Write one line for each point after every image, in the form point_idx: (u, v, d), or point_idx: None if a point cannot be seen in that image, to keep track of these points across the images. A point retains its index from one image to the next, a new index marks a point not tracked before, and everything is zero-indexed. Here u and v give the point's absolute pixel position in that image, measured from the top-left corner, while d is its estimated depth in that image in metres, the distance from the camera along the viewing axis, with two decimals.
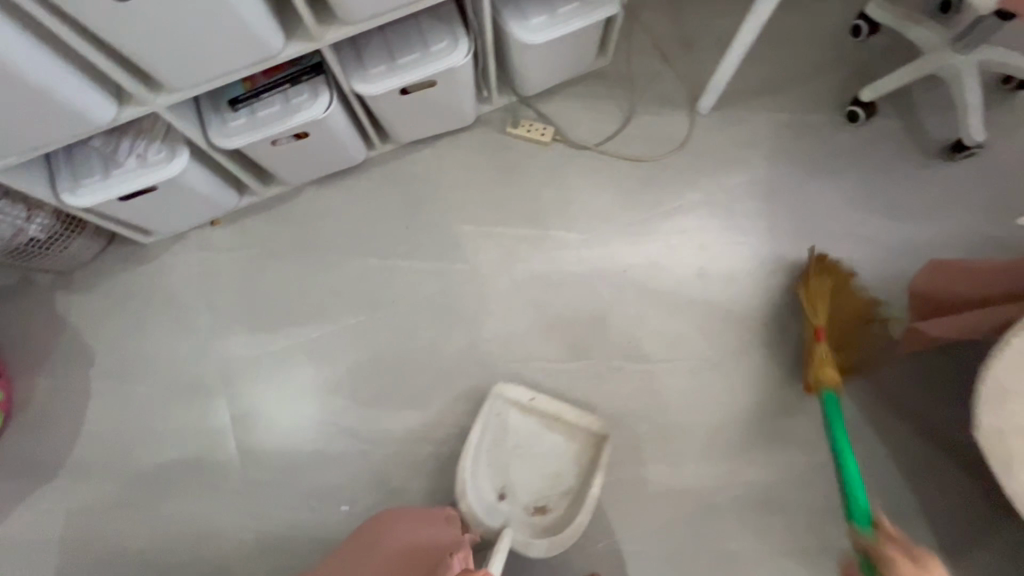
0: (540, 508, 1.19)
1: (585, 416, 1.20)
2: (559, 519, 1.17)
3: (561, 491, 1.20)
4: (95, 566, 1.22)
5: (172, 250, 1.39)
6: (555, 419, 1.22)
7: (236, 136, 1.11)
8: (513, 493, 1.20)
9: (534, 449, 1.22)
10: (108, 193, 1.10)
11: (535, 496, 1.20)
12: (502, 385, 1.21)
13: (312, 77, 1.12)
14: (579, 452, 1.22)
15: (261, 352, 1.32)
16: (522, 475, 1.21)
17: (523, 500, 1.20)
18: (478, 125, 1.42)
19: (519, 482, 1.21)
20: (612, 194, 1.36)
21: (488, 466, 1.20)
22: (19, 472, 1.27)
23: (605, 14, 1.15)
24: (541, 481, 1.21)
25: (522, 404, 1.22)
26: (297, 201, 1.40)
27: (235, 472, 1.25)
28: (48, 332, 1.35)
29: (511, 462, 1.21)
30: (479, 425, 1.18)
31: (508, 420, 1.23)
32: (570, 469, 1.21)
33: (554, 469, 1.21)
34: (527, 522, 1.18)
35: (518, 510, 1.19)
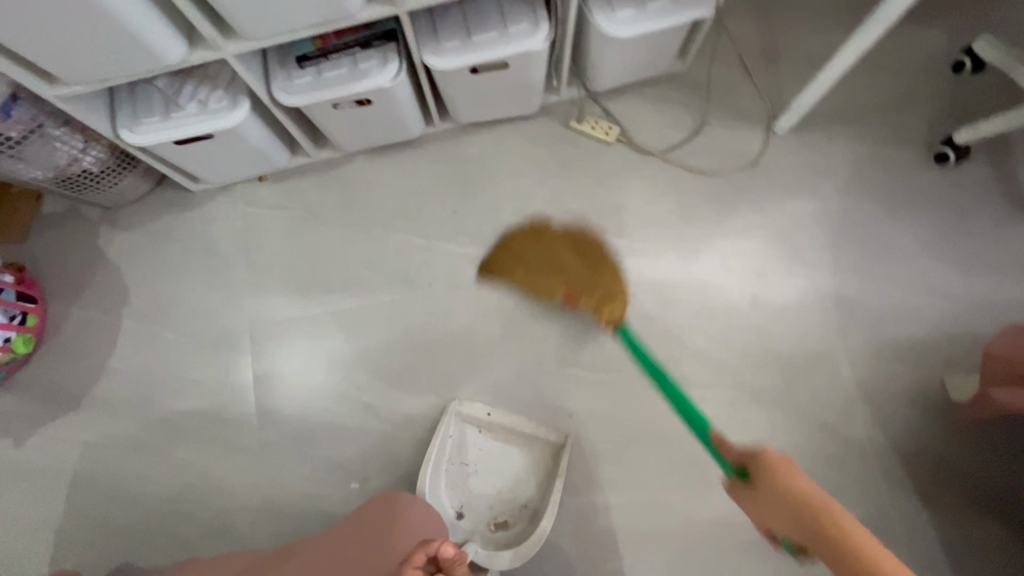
0: (500, 522, 1.17)
1: (543, 432, 1.17)
2: (519, 533, 1.14)
3: (519, 506, 1.17)
4: (103, 501, 1.23)
5: (217, 200, 1.38)
6: (512, 431, 1.19)
7: (299, 93, 1.08)
8: (472, 509, 1.17)
9: (491, 465, 1.20)
10: (165, 135, 1.08)
11: (494, 512, 1.18)
12: (458, 401, 1.20)
13: (383, 44, 1.08)
14: (538, 466, 1.19)
15: (292, 314, 1.31)
16: (482, 490, 1.19)
17: (483, 515, 1.17)
18: (541, 114, 1.37)
19: (479, 499, 1.18)
20: (669, 204, 1.30)
21: (447, 482, 1.18)
22: (43, 397, 1.28)
23: (697, 15, 1.08)
24: (501, 496, 1.18)
25: (478, 419, 1.20)
26: (348, 168, 1.38)
27: (250, 431, 1.24)
28: (88, 264, 1.35)
29: (466, 479, 1.19)
30: (440, 435, 1.16)
31: (462, 436, 1.21)
32: (526, 484, 1.18)
33: (512, 483, 1.18)
34: (489, 538, 1.15)
35: (480, 527, 1.16)
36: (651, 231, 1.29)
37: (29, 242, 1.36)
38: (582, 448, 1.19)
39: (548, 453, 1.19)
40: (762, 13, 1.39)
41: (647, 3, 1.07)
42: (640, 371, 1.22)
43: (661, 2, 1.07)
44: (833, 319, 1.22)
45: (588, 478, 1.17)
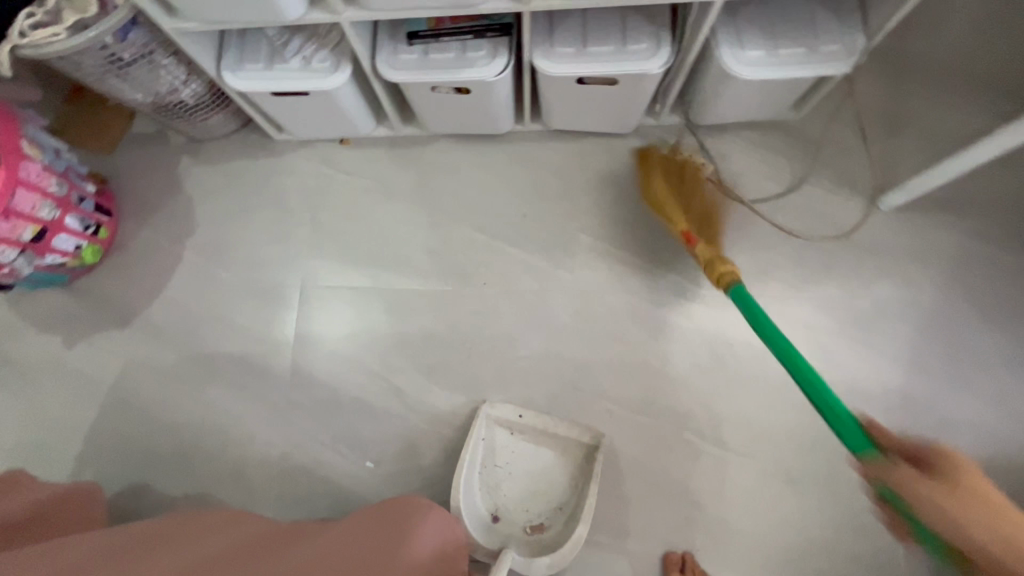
0: (536, 526, 1.14)
1: (576, 433, 1.15)
2: (556, 535, 1.11)
3: (554, 507, 1.15)
4: (134, 419, 1.27)
5: (296, 153, 1.39)
6: (543, 432, 1.17)
7: (401, 69, 1.07)
8: (506, 513, 1.15)
9: (522, 467, 1.18)
10: (264, 84, 1.09)
11: (528, 515, 1.15)
12: (489, 403, 1.17)
13: (496, 36, 1.05)
14: (569, 466, 1.17)
15: (345, 282, 1.31)
16: (514, 495, 1.16)
17: (518, 519, 1.15)
18: (634, 135, 1.32)
19: (513, 503, 1.16)
20: (748, 259, 1.24)
21: (480, 486, 1.16)
22: (98, 307, 1.33)
23: (829, 71, 1.01)
24: (534, 498, 1.16)
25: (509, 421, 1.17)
26: (429, 148, 1.36)
27: (282, 386, 1.26)
28: (164, 190, 1.39)
29: (498, 481, 1.17)
30: (473, 437, 1.13)
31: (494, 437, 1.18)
32: (561, 485, 1.16)
33: (545, 485, 1.16)
34: (525, 543, 1.12)
35: (516, 532, 1.14)
36: None
37: (115, 156, 1.40)
38: (602, 486, 1.15)
39: (582, 456, 1.17)
40: (892, 76, 1.29)
41: (778, 48, 1.01)
42: (677, 423, 1.18)
43: (796, 49, 1.00)
44: (894, 416, 1.15)
45: (602, 517, 1.14)
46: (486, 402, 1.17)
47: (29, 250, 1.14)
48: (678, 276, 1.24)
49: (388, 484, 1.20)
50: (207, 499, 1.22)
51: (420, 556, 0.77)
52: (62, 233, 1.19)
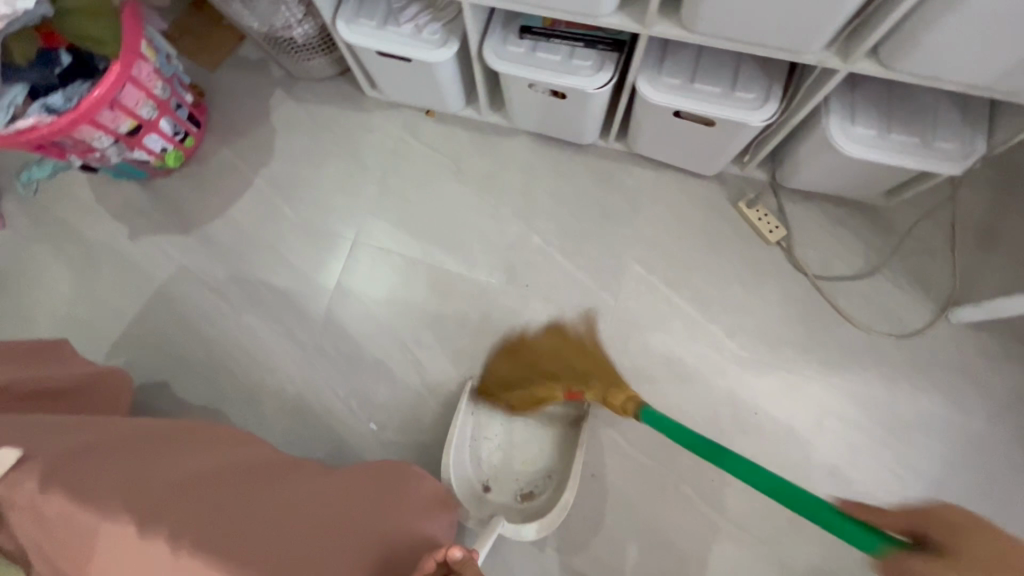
0: (526, 495, 1.14)
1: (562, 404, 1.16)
2: (546, 501, 1.11)
3: (544, 475, 1.16)
4: (171, 321, 1.34)
5: (382, 113, 1.42)
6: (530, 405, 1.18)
7: (506, 60, 1.07)
8: (497, 482, 1.16)
9: (510, 439, 1.18)
10: (373, 42, 1.11)
11: (519, 484, 1.16)
12: (475, 377, 1.18)
13: (606, 50, 1.04)
14: (556, 435, 1.18)
15: (395, 247, 1.33)
16: (503, 467, 1.17)
17: (509, 489, 1.15)
18: (714, 180, 1.29)
19: (503, 473, 1.17)
20: (795, 333, 1.20)
21: (470, 456, 1.16)
22: (166, 210, 1.40)
23: (937, 169, 0.95)
24: (523, 468, 1.17)
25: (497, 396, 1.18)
26: (509, 141, 1.37)
27: (311, 328, 1.30)
28: (253, 116, 1.44)
29: (489, 453, 1.18)
30: (462, 410, 1.14)
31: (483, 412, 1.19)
32: (549, 453, 1.17)
33: (533, 454, 1.17)
34: (515, 510, 1.12)
35: (506, 501, 1.14)
36: (763, 347, 1.20)
37: (216, 73, 1.46)
38: (588, 514, 1.15)
39: (568, 426, 1.17)
40: (999, 188, 1.23)
41: (890, 132, 0.96)
42: (678, 474, 1.16)
43: (907, 138, 0.96)
44: None
45: (580, 543, 1.14)
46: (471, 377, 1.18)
47: (123, 142, 1.20)
48: (718, 329, 1.21)
49: (383, 449, 1.22)
50: (216, 415, 1.27)
51: (412, 495, 0.83)
52: (153, 133, 1.25)
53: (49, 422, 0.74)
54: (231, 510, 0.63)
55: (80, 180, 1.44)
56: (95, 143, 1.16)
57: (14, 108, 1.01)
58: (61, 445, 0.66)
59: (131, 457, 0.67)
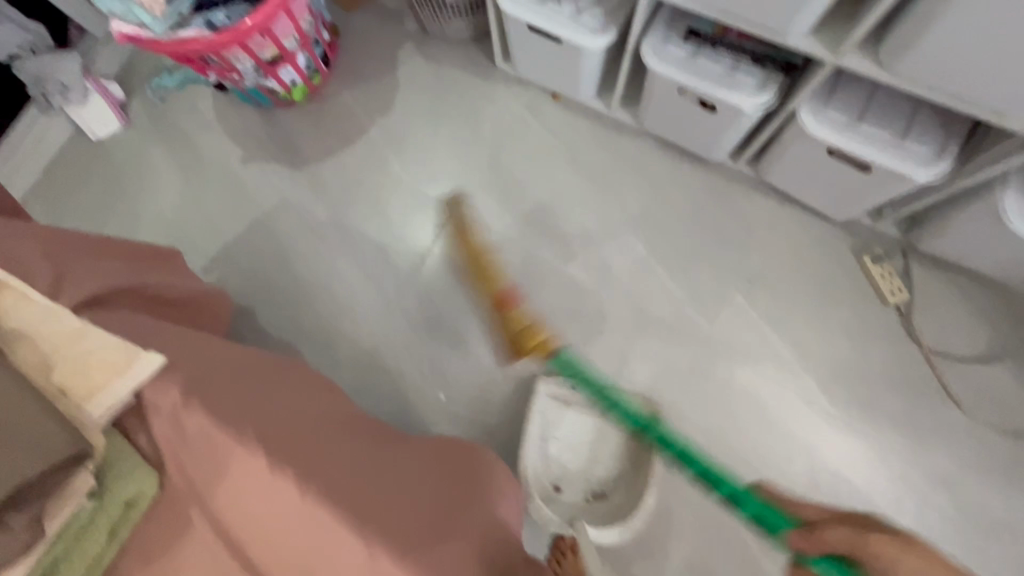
0: (597, 495, 1.15)
1: (630, 403, 1.14)
2: (619, 502, 1.12)
3: (614, 475, 1.15)
4: (265, 250, 1.36)
5: (508, 86, 1.39)
6: (597, 404, 1.16)
7: (663, 60, 1.03)
8: (567, 483, 1.16)
9: (578, 440, 1.17)
10: (529, 16, 1.08)
11: (590, 484, 1.16)
12: (544, 378, 1.15)
13: (773, 71, 0.99)
14: (625, 429, 1.17)
15: (495, 225, 1.32)
16: (573, 469, 1.16)
17: (579, 488, 1.16)
18: (840, 226, 1.22)
19: (573, 473, 1.16)
20: (893, 403, 1.14)
21: (540, 460, 1.15)
22: (281, 141, 1.42)
23: None
24: (591, 467, 1.16)
25: (566, 396, 1.16)
26: (632, 141, 1.32)
27: (399, 287, 1.31)
28: (379, 65, 1.43)
29: (556, 452, 1.16)
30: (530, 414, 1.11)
31: (551, 412, 1.17)
32: (617, 454, 1.16)
33: (603, 454, 1.16)
34: (590, 511, 1.13)
35: (578, 502, 1.14)
36: (854, 409, 1.14)
37: (352, 14, 1.46)
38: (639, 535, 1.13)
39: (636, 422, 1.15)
40: None
41: None
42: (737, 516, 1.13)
43: None
44: None
45: (624, 560, 1.12)
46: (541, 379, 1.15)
47: (261, 68, 1.21)
48: (812, 381, 1.16)
49: (447, 421, 1.23)
50: (293, 351, 1.30)
51: (502, 475, 0.81)
52: (289, 65, 1.26)
53: (177, 333, 0.75)
54: (332, 475, 0.60)
55: (205, 95, 1.47)
56: (237, 66, 1.18)
57: (178, 18, 1.04)
58: (197, 360, 0.67)
59: (251, 390, 0.67)
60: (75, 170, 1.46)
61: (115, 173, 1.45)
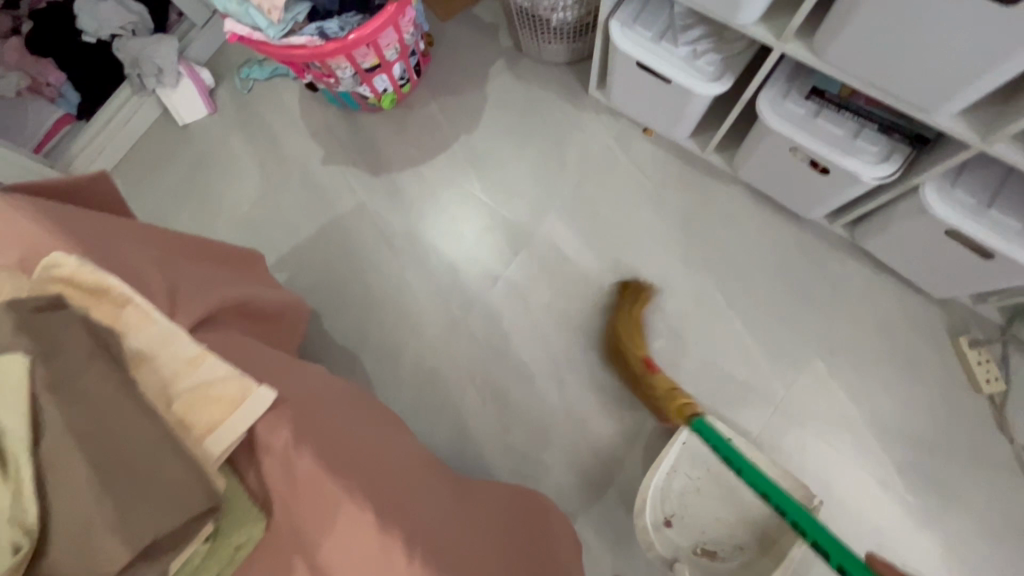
0: (707, 552, 1.04)
1: (785, 481, 1.04)
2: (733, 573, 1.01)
3: (737, 540, 1.04)
4: (337, 254, 1.36)
5: (599, 116, 1.36)
6: (750, 463, 1.07)
7: (781, 116, 0.99)
8: (682, 524, 1.06)
9: (713, 487, 1.07)
10: (642, 54, 1.05)
11: (704, 536, 1.05)
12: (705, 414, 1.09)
13: (900, 141, 0.94)
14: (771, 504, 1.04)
15: (571, 257, 1.29)
16: (695, 512, 1.07)
17: (692, 534, 1.06)
18: (937, 303, 1.17)
19: (692, 517, 1.06)
20: (978, 500, 1.08)
21: (663, 491, 1.07)
22: (363, 146, 1.41)
23: None
24: (715, 522, 1.05)
25: (721, 441, 1.09)
26: (722, 187, 1.28)
27: (468, 308, 1.29)
28: (470, 79, 1.41)
29: (679, 487, 1.08)
30: (677, 441, 1.08)
31: (697, 447, 1.08)
32: (751, 521, 1.04)
33: (733, 515, 1.05)
34: (692, 562, 1.03)
35: (684, 547, 1.05)
36: (933, 497, 1.09)
37: (446, 24, 1.44)
38: None
39: (791, 509, 1.02)
40: None
41: None
42: None
43: None
44: None
45: None
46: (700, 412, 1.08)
47: (360, 76, 1.21)
48: (892, 464, 1.11)
49: (506, 453, 1.21)
50: (353, 360, 1.29)
51: (555, 544, 0.83)
52: (384, 74, 1.24)
53: (273, 358, 0.75)
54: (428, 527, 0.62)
55: (292, 91, 1.48)
56: (337, 72, 1.17)
57: (293, 24, 1.03)
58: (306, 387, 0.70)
59: (346, 427, 0.68)
60: (158, 152, 1.48)
61: (197, 159, 1.46)
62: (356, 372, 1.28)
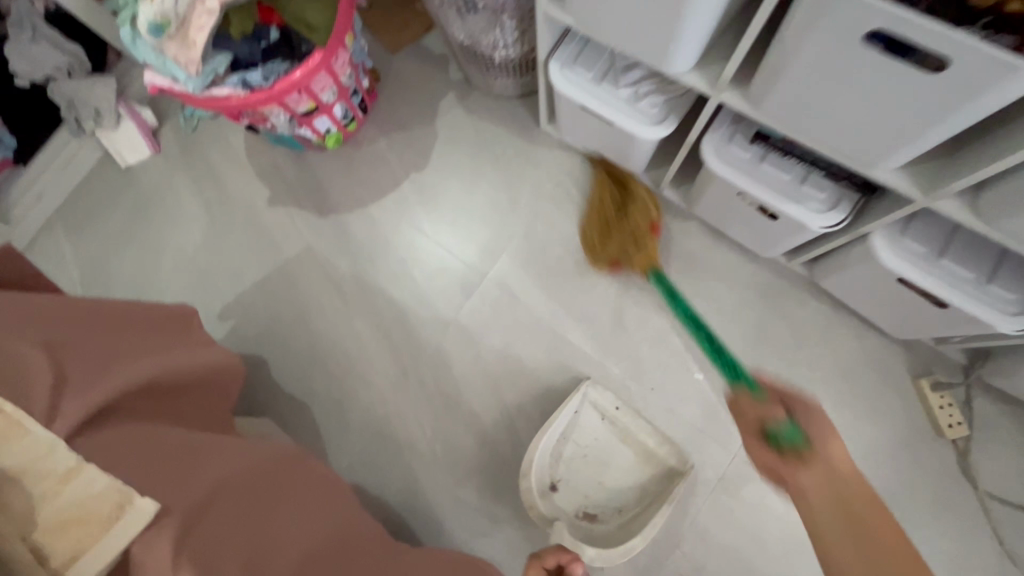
0: (588, 515, 1.11)
1: (662, 450, 1.10)
2: (610, 532, 1.08)
3: (615, 506, 1.12)
4: (284, 300, 1.31)
5: (552, 150, 1.32)
6: (631, 436, 1.13)
7: (725, 161, 0.94)
8: (565, 490, 1.12)
9: (594, 453, 1.14)
10: (582, 96, 1.00)
11: (586, 502, 1.12)
12: (591, 382, 1.12)
13: (848, 188, 0.89)
14: (645, 476, 1.12)
15: (524, 298, 1.25)
16: (578, 478, 1.13)
17: (574, 499, 1.12)
18: (898, 344, 1.13)
19: (575, 483, 1.13)
20: (942, 551, 1.04)
21: (551, 453, 1.12)
22: (310, 186, 1.37)
23: (996, 323, 0.83)
24: (596, 487, 1.13)
25: (605, 410, 1.13)
26: (679, 224, 1.24)
27: (418, 353, 1.25)
28: (420, 114, 1.37)
29: (569, 457, 1.14)
30: (568, 405, 1.09)
31: (585, 416, 1.14)
32: (631, 487, 1.12)
33: (613, 481, 1.13)
34: (574, 524, 1.09)
35: (569, 510, 1.11)
36: None
37: (396, 56, 1.40)
38: None
39: (661, 474, 1.11)
40: None
41: None
42: None
43: None
44: None
45: None
46: (593, 382, 1.12)
47: (296, 119, 1.16)
48: None
49: (459, 507, 1.17)
50: (301, 412, 1.24)
51: None
52: (325, 116, 1.19)
53: (171, 445, 0.71)
54: None
55: (238, 129, 1.43)
56: (271, 117, 1.12)
57: (213, 75, 0.97)
58: (203, 485, 0.67)
59: (228, 519, 0.65)
60: (100, 196, 1.43)
61: (140, 202, 1.41)
62: (304, 424, 1.23)
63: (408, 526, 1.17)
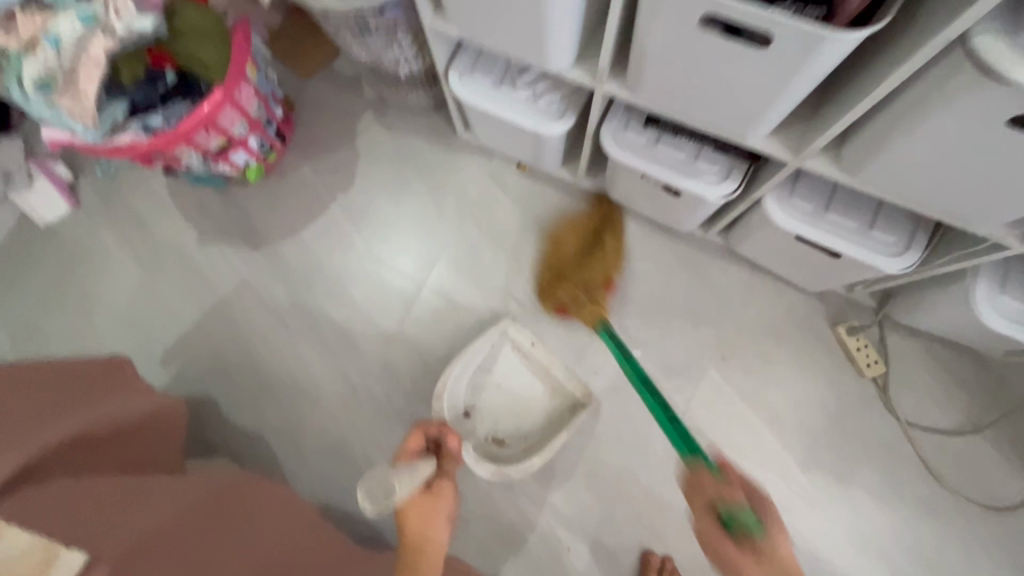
0: (496, 440, 1.18)
1: (569, 382, 1.15)
2: (511, 455, 1.16)
3: (522, 434, 1.18)
4: (226, 337, 1.31)
5: (472, 155, 1.36)
6: (543, 370, 1.18)
7: (623, 146, 0.99)
8: (477, 417, 1.19)
9: (510, 387, 1.20)
10: (484, 101, 1.04)
11: (495, 429, 1.19)
12: (511, 321, 1.16)
13: (738, 159, 0.95)
14: (552, 407, 1.19)
15: (463, 302, 1.28)
16: (490, 406, 1.20)
17: (484, 425, 1.19)
18: (814, 297, 1.20)
19: (486, 411, 1.20)
20: (874, 481, 1.12)
21: (467, 384, 1.18)
22: (238, 220, 1.37)
23: (872, 262, 0.91)
24: (506, 416, 1.20)
25: (521, 346, 1.17)
26: (601, 211, 1.29)
27: (366, 370, 1.26)
28: (338, 136, 1.38)
29: (486, 387, 1.20)
30: (485, 336, 1.14)
31: (501, 349, 1.19)
32: (538, 419, 1.19)
33: (523, 412, 1.19)
34: (481, 446, 1.16)
35: (478, 435, 1.18)
36: (835, 485, 1.12)
37: (308, 82, 1.41)
38: None
39: (567, 406, 1.17)
40: None
41: None
42: None
43: None
44: None
45: None
46: (509, 320, 1.15)
47: (210, 157, 1.16)
48: (791, 460, 1.14)
49: None
50: (256, 445, 1.24)
51: None
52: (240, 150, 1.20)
53: (101, 496, 0.71)
54: None
55: (158, 174, 1.42)
56: (184, 158, 1.13)
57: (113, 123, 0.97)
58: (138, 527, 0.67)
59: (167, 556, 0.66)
60: (22, 258, 1.39)
61: (66, 259, 1.38)
62: (261, 456, 1.23)
63: (376, 540, 1.18)
